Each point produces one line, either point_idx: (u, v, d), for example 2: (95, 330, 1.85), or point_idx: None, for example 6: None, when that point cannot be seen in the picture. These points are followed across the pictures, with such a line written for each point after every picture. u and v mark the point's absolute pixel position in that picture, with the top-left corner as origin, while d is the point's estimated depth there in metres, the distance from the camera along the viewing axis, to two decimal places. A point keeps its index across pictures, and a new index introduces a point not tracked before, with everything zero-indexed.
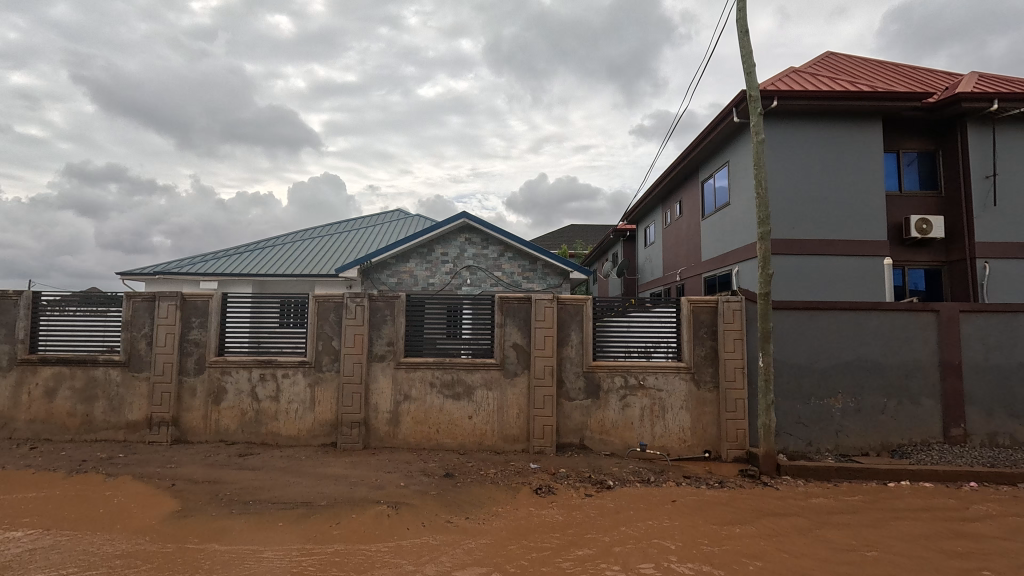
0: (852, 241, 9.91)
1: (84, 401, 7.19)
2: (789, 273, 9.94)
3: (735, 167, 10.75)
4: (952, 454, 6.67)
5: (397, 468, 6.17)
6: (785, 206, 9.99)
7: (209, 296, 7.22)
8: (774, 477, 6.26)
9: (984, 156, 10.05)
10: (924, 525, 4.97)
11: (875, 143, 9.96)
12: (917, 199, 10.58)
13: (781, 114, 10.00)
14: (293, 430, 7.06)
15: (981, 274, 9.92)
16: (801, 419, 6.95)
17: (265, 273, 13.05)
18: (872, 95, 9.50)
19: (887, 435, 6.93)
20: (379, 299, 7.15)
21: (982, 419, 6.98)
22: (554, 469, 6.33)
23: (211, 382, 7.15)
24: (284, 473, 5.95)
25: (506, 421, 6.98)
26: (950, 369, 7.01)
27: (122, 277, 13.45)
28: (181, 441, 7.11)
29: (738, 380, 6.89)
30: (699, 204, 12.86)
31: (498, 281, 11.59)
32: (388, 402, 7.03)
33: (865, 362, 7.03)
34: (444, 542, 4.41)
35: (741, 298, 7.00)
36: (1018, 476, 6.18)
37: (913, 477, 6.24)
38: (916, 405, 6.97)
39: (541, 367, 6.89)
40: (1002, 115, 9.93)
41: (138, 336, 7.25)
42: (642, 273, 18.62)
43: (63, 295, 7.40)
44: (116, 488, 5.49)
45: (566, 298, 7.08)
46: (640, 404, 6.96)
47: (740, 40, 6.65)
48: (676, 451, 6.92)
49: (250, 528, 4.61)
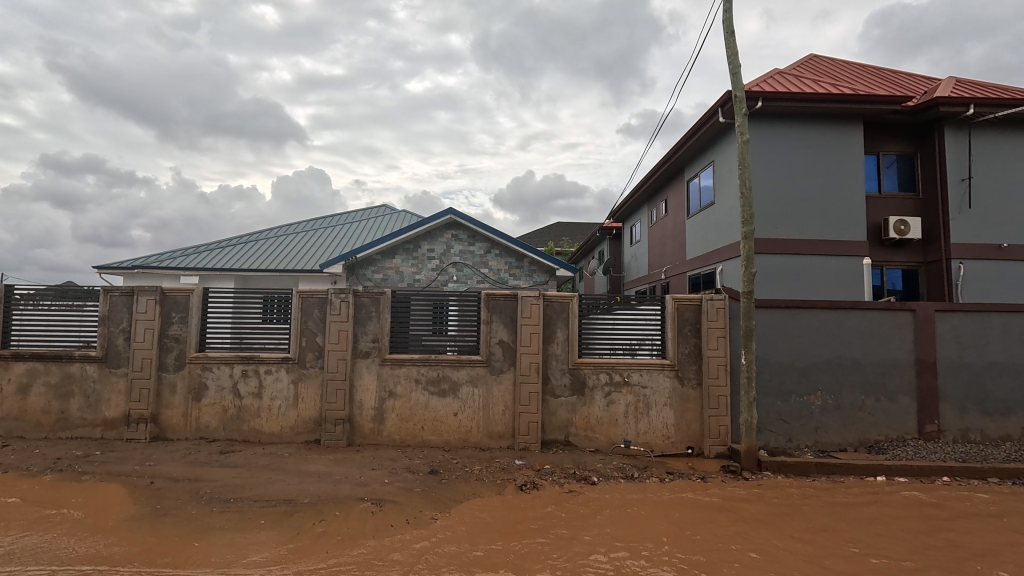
0: (833, 241, 10.09)
1: (59, 398, 7.02)
2: (771, 272, 10.09)
3: (720, 167, 10.85)
4: (927, 449, 6.85)
5: (381, 465, 6.14)
6: (769, 205, 10.13)
7: (190, 291, 7.09)
8: (755, 473, 6.37)
9: (960, 160, 10.30)
10: (902, 518, 5.08)
11: (856, 145, 10.15)
12: (896, 201, 10.81)
13: (765, 115, 10.13)
14: (276, 427, 6.98)
15: (956, 275, 10.17)
16: (782, 415, 7.07)
17: (248, 268, 12.84)
18: (854, 98, 9.67)
19: (865, 431, 7.09)
20: (364, 295, 7.08)
21: (955, 416, 7.17)
22: (539, 465, 6.36)
23: (191, 379, 7.03)
24: (267, 470, 5.88)
25: (491, 418, 6.98)
26: (926, 367, 7.19)
27: (99, 271, 13.15)
28: (160, 438, 6.99)
29: (721, 377, 6.98)
30: (685, 203, 12.96)
31: (484, 277, 11.57)
32: (373, 399, 6.99)
33: (843, 360, 7.17)
34: (430, 539, 4.40)
35: (724, 296, 7.08)
36: (988, 471, 6.37)
37: (889, 472, 6.39)
38: (892, 402, 7.14)
39: (527, 364, 6.91)
40: (977, 120, 10.19)
41: (116, 332, 7.09)
42: (628, 271, 18.69)
43: (38, 289, 7.20)
44: (92, 487, 5.37)
45: (552, 296, 7.09)
46: (625, 401, 7.01)
47: (727, 41, 6.71)
48: (659, 447, 6.99)
49: (231, 526, 4.56)
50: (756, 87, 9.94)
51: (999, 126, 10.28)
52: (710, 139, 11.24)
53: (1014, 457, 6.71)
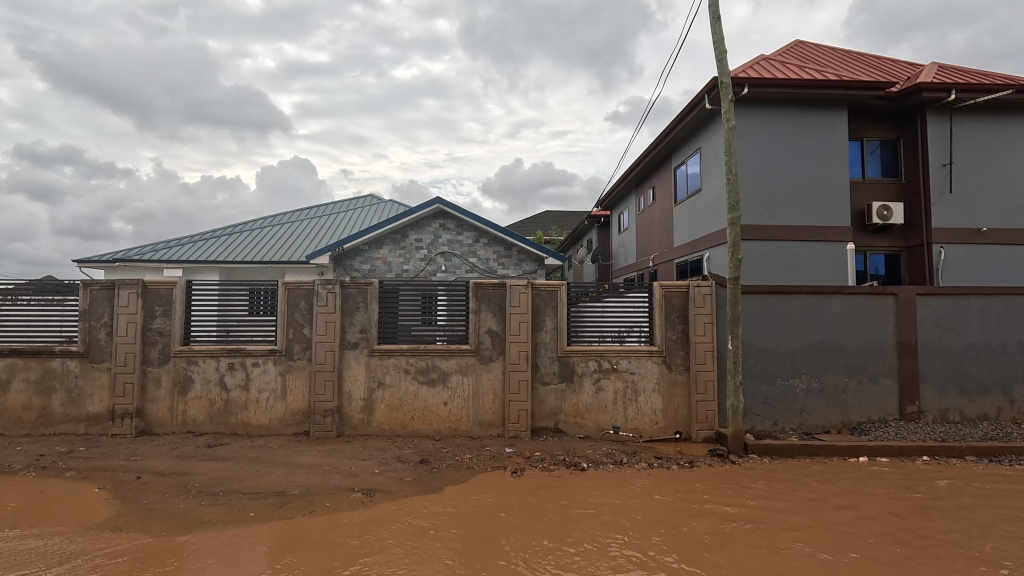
0: (818, 227, 10.19)
1: (41, 393, 6.90)
2: (758, 258, 10.18)
3: (707, 154, 10.88)
4: (907, 429, 7.01)
5: (371, 455, 6.13)
6: (755, 192, 10.19)
7: (173, 284, 6.97)
8: (740, 456, 6.49)
9: (941, 145, 10.44)
10: (883, 497, 5.21)
11: (841, 131, 10.22)
12: (880, 186, 10.94)
13: (751, 101, 10.15)
14: (264, 420, 6.94)
15: (937, 259, 10.36)
16: (768, 399, 7.18)
17: (233, 260, 12.66)
18: (840, 84, 9.72)
19: (848, 413, 7.23)
20: (351, 286, 7.02)
21: (934, 397, 7.34)
22: (529, 452, 6.42)
23: (176, 372, 6.94)
24: (256, 463, 5.84)
25: (481, 407, 7.00)
26: (907, 349, 7.33)
27: (79, 265, 12.86)
28: (146, 433, 6.91)
29: (708, 362, 7.06)
30: (672, 190, 12.97)
31: (473, 267, 11.53)
32: (362, 390, 6.96)
33: (828, 344, 7.29)
34: (440, 527, 4.45)
35: (712, 283, 7.14)
36: (967, 450, 6.55)
37: (872, 453, 6.54)
38: (874, 384, 7.28)
39: (516, 353, 6.92)
40: (958, 106, 10.32)
41: (97, 326, 6.96)
42: (617, 258, 18.65)
43: (16, 283, 7.01)
44: (78, 483, 5.32)
45: (541, 284, 7.09)
46: (614, 387, 7.07)
47: (713, 27, 6.68)
48: (648, 432, 7.07)
49: (220, 519, 4.54)
50: (743, 73, 9.92)
51: (980, 111, 10.42)
52: (697, 126, 11.25)
53: (990, 436, 6.89)
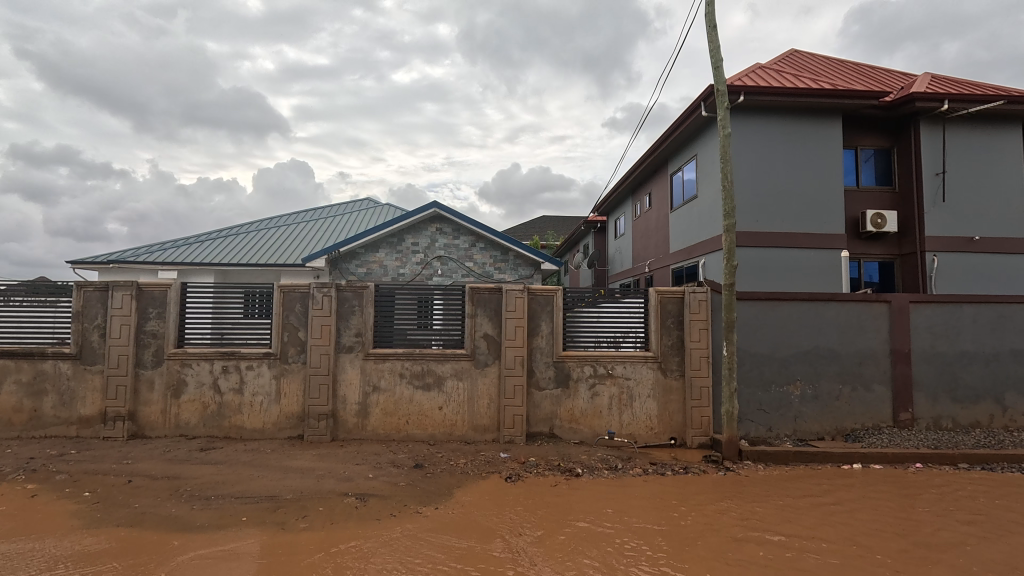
0: (813, 234, 10.26)
1: (32, 395, 6.85)
2: (752, 264, 10.23)
3: (704, 160, 10.93)
4: (901, 436, 7.03)
5: (365, 459, 6.11)
6: (751, 199, 10.25)
7: (168, 286, 6.94)
8: (736, 462, 6.50)
9: (934, 154, 10.54)
10: (878, 504, 5.22)
11: (836, 139, 10.30)
12: (873, 194, 11.04)
13: (748, 109, 10.23)
14: (258, 423, 6.90)
15: (930, 267, 10.43)
16: (762, 405, 7.20)
17: (228, 263, 12.61)
18: (834, 93, 9.82)
19: (842, 420, 7.26)
20: (347, 289, 7.01)
21: (927, 403, 7.38)
22: (524, 457, 6.41)
23: (170, 375, 6.90)
24: (249, 466, 5.82)
25: (476, 411, 6.99)
26: (900, 356, 7.38)
27: (73, 265, 12.79)
28: (137, 436, 6.85)
29: (703, 369, 7.08)
30: (669, 195, 13.01)
31: (469, 271, 11.53)
32: (357, 394, 6.94)
33: (822, 351, 7.32)
34: (433, 532, 4.43)
35: (706, 289, 7.16)
36: (960, 457, 6.58)
37: (865, 459, 6.56)
38: (868, 391, 7.32)
39: (512, 358, 6.92)
40: (951, 115, 10.42)
41: (90, 328, 6.92)
42: (613, 263, 18.65)
43: (9, 284, 6.95)
44: (64, 488, 5.24)
45: (536, 289, 7.11)
46: (609, 392, 7.08)
47: (709, 35, 6.74)
48: (643, 438, 7.07)
49: (212, 523, 4.52)
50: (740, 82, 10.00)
51: (972, 121, 10.53)
52: (695, 132, 11.28)
53: (982, 443, 6.93)
